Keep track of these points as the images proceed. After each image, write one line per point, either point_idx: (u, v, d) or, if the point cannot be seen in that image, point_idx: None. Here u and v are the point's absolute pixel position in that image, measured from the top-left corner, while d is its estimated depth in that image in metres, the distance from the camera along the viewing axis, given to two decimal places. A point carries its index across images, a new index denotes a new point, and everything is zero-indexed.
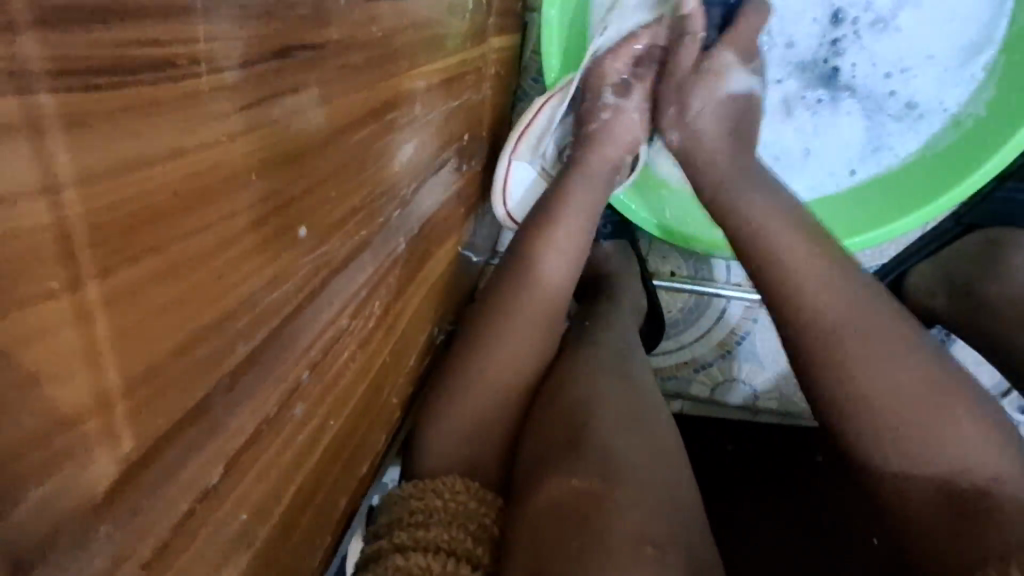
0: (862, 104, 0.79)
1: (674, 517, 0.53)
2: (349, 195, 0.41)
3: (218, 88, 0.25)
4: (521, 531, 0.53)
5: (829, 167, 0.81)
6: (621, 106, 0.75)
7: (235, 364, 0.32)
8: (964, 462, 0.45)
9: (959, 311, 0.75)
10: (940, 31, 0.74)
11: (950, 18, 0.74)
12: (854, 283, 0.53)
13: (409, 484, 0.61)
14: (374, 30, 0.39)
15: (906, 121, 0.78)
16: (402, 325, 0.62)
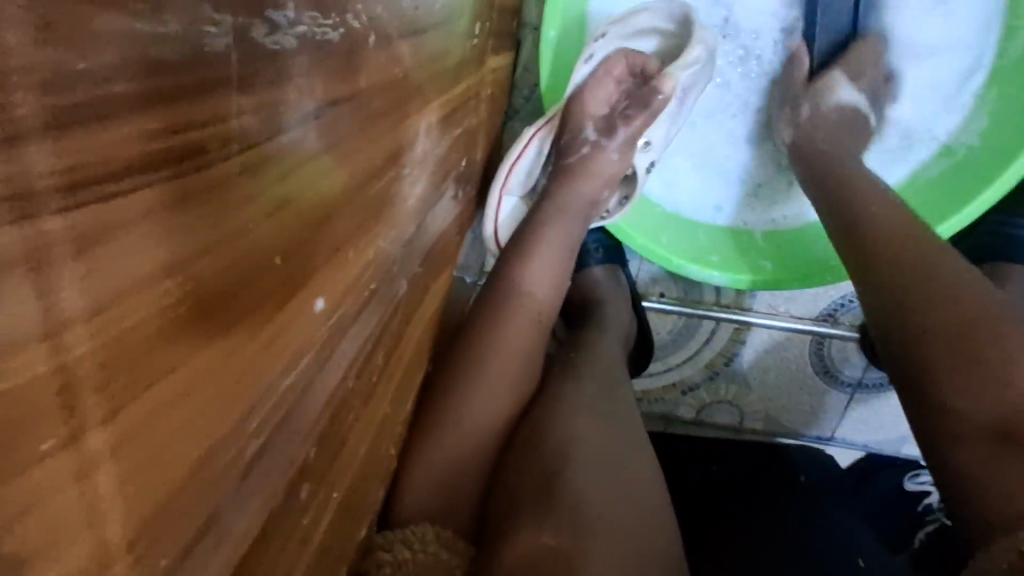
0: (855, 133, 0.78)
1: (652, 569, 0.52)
2: (364, 251, 0.37)
3: (251, 170, 0.21)
4: None
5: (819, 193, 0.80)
6: (601, 143, 0.72)
7: (245, 465, 0.27)
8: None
9: None
10: (940, 62, 0.74)
11: (950, 50, 0.73)
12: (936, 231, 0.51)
13: (381, 535, 0.57)
14: (396, 70, 0.36)
15: (893, 150, 0.78)
16: (401, 370, 0.58)
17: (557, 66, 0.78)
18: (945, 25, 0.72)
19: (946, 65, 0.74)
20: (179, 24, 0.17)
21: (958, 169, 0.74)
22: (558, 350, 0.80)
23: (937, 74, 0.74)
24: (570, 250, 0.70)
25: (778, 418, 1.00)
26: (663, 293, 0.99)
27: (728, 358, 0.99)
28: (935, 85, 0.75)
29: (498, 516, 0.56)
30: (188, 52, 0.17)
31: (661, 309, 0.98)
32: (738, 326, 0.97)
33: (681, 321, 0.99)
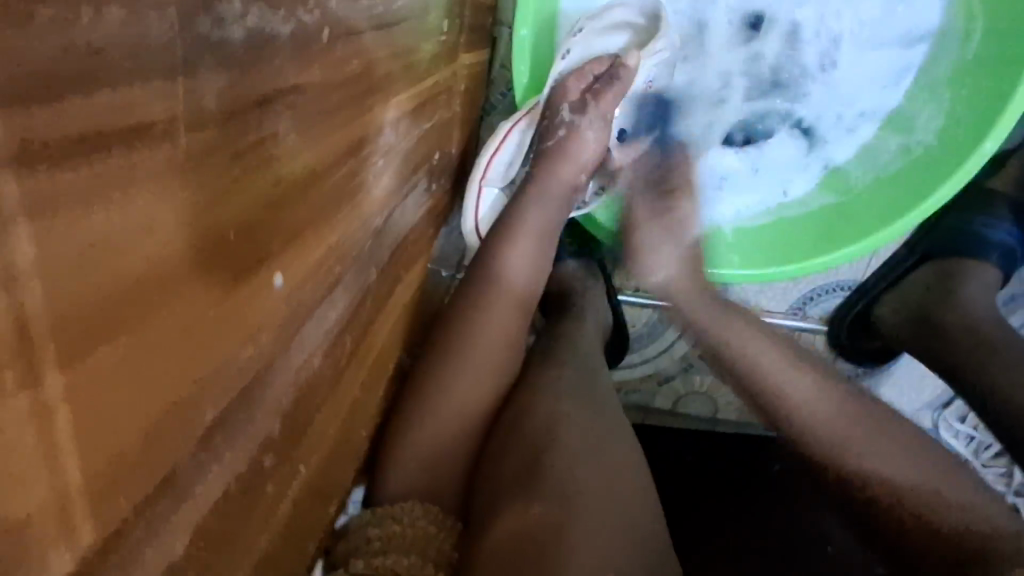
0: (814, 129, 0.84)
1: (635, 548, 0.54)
2: (326, 235, 0.39)
3: (194, 146, 0.23)
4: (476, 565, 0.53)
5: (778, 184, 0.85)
6: (576, 124, 0.73)
7: (205, 430, 0.29)
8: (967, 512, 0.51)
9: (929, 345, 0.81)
10: (877, 57, 0.81)
11: (888, 46, 0.80)
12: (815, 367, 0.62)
13: (366, 512, 0.60)
14: (355, 62, 0.38)
15: (844, 136, 0.83)
16: (372, 356, 0.60)
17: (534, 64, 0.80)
18: (879, 25, 0.80)
19: (885, 59, 0.81)
20: (117, 18, 0.19)
21: (915, 167, 0.76)
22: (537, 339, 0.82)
23: (882, 67, 0.81)
24: (549, 237, 0.72)
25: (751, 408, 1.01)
26: (638, 286, 1.02)
27: None
28: (877, 78, 0.81)
29: (484, 501, 0.59)
30: (128, 40, 0.19)
31: (636, 302, 1.01)
32: None
33: (656, 314, 1.01)
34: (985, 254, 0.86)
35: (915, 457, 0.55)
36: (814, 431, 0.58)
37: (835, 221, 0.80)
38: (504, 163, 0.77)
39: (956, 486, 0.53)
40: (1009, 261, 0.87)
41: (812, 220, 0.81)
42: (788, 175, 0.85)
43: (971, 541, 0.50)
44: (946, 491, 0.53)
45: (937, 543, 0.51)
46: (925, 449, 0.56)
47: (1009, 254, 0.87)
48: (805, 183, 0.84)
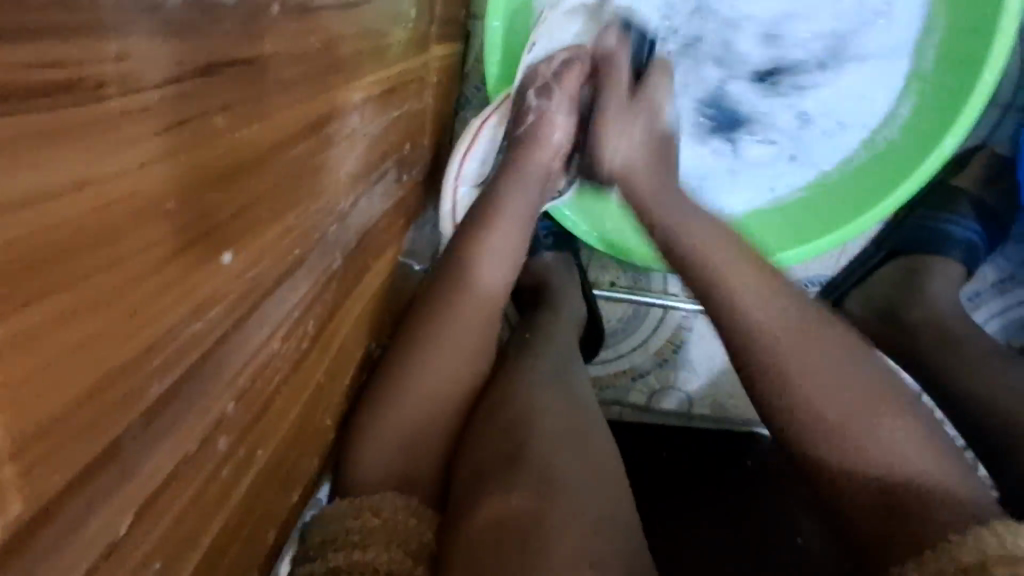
0: (783, 129, 0.83)
1: (612, 533, 0.54)
2: (283, 216, 0.39)
3: (137, 109, 0.23)
4: (457, 554, 0.52)
5: (756, 187, 0.84)
6: (544, 108, 0.73)
7: (150, 405, 0.29)
8: (901, 456, 0.47)
9: (894, 339, 0.82)
10: (879, 63, 0.78)
11: (891, 54, 0.78)
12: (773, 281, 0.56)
13: (345, 501, 0.59)
14: (312, 42, 0.38)
15: (829, 136, 0.82)
16: (337, 343, 0.60)
17: (504, 56, 0.80)
18: (888, 30, 0.77)
19: (886, 67, 0.78)
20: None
21: (881, 162, 0.78)
22: (513, 333, 0.82)
23: (882, 71, 0.78)
24: (526, 229, 0.72)
25: (725, 404, 1.03)
26: (613, 281, 1.03)
27: (677, 344, 1.02)
28: (874, 84, 0.79)
29: (462, 489, 0.58)
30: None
31: (610, 297, 1.02)
32: (686, 313, 1.01)
33: (631, 309, 1.02)
34: (947, 250, 0.88)
35: (895, 420, 0.48)
36: (770, 350, 0.52)
37: (804, 216, 0.81)
38: (478, 163, 0.78)
39: (927, 459, 0.47)
40: (971, 257, 0.90)
41: (782, 215, 0.82)
42: (766, 167, 0.84)
43: (921, 506, 0.45)
44: (905, 449, 0.47)
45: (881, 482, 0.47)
46: (903, 415, 0.49)
47: (971, 250, 0.89)
48: (782, 178, 0.84)
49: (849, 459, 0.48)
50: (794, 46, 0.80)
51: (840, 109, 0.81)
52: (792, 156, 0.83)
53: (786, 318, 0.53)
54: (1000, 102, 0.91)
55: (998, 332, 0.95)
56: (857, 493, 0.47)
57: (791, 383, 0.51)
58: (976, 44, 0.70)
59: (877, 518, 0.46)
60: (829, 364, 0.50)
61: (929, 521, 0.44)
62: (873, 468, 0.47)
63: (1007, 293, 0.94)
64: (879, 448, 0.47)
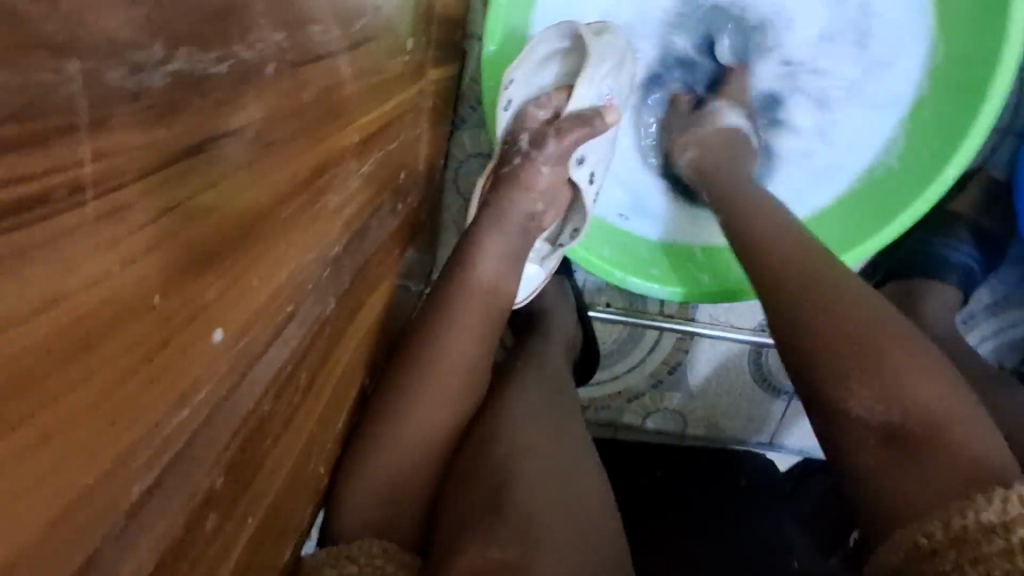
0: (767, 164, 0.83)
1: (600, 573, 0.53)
2: (275, 275, 0.37)
3: (109, 214, 0.21)
4: None
5: None
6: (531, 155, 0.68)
7: (132, 505, 0.27)
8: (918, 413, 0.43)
9: None
10: (871, 107, 0.79)
11: (883, 100, 0.78)
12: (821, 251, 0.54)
13: (323, 551, 0.57)
14: (307, 95, 0.35)
15: (811, 175, 0.82)
16: (331, 386, 0.57)
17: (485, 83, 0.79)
18: (883, 77, 0.77)
19: (877, 111, 0.79)
20: (8, 81, 0.16)
21: (875, 191, 0.78)
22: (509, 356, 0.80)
23: (872, 113, 0.79)
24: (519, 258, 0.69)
25: (718, 424, 1.03)
26: (609, 302, 1.00)
27: (672, 366, 1.00)
28: (860, 129, 0.80)
29: (446, 532, 0.57)
30: (18, 100, 0.17)
31: (606, 319, 0.99)
32: (682, 335, 0.99)
33: (626, 330, 1.00)
34: (945, 275, 0.88)
35: (913, 362, 0.45)
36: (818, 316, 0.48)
37: None
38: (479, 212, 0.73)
39: (965, 425, 0.43)
40: (968, 281, 0.89)
41: None
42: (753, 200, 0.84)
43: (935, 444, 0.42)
44: (924, 402, 0.43)
45: (892, 421, 0.43)
46: (912, 371, 0.45)
47: (969, 275, 0.89)
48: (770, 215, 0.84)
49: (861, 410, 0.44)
50: (785, 92, 0.81)
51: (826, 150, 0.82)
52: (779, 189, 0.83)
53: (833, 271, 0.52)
54: (996, 126, 0.90)
55: (990, 354, 0.95)
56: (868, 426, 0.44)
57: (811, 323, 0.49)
58: (974, 79, 0.70)
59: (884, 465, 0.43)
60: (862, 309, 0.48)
61: (958, 468, 0.40)
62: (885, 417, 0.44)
63: (1002, 315, 0.94)
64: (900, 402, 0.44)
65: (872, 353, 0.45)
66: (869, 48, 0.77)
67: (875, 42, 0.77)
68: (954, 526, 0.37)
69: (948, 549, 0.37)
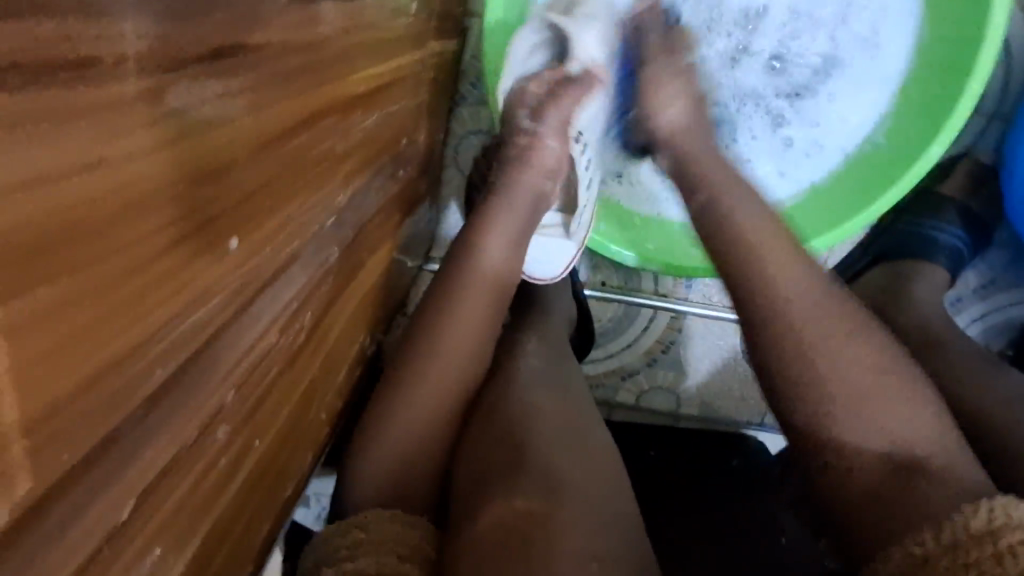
0: (764, 148, 0.84)
1: (614, 526, 0.56)
2: (281, 206, 0.39)
3: (133, 94, 0.24)
4: (459, 558, 0.51)
5: (749, 202, 0.86)
6: (537, 129, 0.70)
7: (151, 392, 0.30)
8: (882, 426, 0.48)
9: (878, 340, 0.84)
10: (867, 87, 0.80)
11: (875, 80, 0.80)
12: (828, 306, 0.53)
13: (335, 524, 0.57)
14: (313, 35, 0.38)
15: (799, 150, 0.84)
16: (331, 337, 0.60)
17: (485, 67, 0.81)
18: (874, 57, 0.79)
19: (871, 90, 0.80)
20: None
21: (868, 169, 0.80)
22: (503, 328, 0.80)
23: (865, 93, 0.80)
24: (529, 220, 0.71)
25: (711, 404, 1.04)
26: (605, 281, 1.03)
27: (665, 346, 1.03)
28: (860, 107, 0.81)
29: (461, 495, 0.58)
30: None
31: (601, 296, 1.02)
32: (675, 315, 1.02)
33: (620, 309, 1.02)
34: (933, 256, 0.90)
35: (902, 398, 0.49)
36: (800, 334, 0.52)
37: (797, 223, 0.83)
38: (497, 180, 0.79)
39: (924, 431, 0.48)
40: (955, 263, 0.91)
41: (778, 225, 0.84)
42: (752, 183, 0.85)
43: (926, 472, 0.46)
44: (911, 423, 0.48)
45: (889, 453, 0.47)
46: (859, 327, 0.52)
47: (956, 256, 0.91)
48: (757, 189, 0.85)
49: (832, 409, 0.49)
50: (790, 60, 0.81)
51: (824, 130, 0.83)
52: (779, 172, 0.85)
53: (856, 375, 0.50)
54: (981, 112, 0.93)
55: (978, 336, 0.97)
56: (863, 468, 0.47)
57: (804, 372, 0.51)
58: (957, 58, 0.72)
59: (878, 494, 0.46)
60: (860, 394, 0.49)
61: (936, 493, 0.45)
62: (863, 429, 0.48)
63: (988, 298, 0.97)
64: (855, 406, 0.49)
65: (826, 312, 0.53)
66: (857, 27, 0.79)
67: (862, 22, 0.79)
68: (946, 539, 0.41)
69: (940, 559, 0.41)
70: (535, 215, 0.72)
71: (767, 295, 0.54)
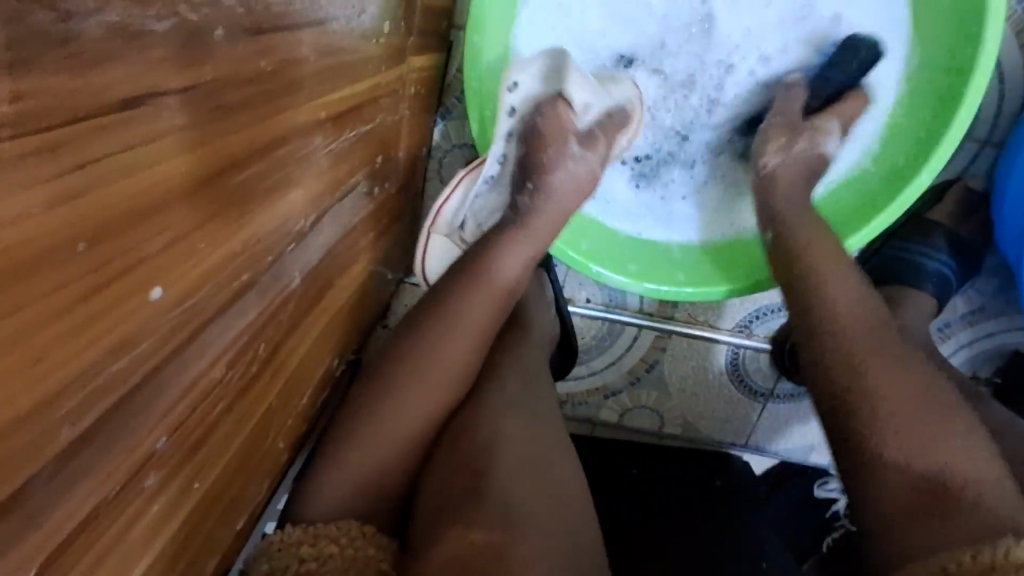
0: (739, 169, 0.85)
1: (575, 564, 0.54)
2: (227, 241, 0.37)
3: (32, 152, 0.21)
4: None
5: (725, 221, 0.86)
6: (586, 157, 0.71)
7: (59, 451, 0.28)
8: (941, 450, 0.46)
9: None
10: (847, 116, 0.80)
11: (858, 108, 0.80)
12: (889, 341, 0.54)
13: (298, 530, 0.56)
14: (262, 65, 0.36)
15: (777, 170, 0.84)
16: (293, 363, 0.58)
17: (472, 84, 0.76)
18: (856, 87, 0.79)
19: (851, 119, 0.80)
20: None
21: (857, 193, 0.79)
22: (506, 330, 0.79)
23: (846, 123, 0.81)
24: (535, 246, 0.69)
25: (695, 424, 1.02)
26: (589, 298, 1.00)
27: (649, 365, 1.01)
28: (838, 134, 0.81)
29: (421, 522, 0.56)
30: None
31: (585, 314, 0.99)
32: (660, 334, 0.99)
33: (604, 326, 1.00)
34: (920, 284, 0.88)
35: (949, 430, 0.47)
36: (856, 353, 0.52)
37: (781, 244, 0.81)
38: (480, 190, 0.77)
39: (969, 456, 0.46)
40: (943, 290, 0.89)
41: (763, 244, 0.83)
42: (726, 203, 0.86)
43: (969, 497, 0.44)
44: (960, 452, 0.46)
45: (926, 471, 0.45)
46: (910, 359, 0.52)
47: (944, 283, 0.89)
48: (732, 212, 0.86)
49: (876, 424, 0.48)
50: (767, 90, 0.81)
51: None
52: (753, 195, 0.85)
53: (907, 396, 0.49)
54: (975, 138, 0.91)
55: (963, 363, 0.96)
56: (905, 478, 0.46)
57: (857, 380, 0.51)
58: (948, 83, 0.71)
59: (923, 508, 0.44)
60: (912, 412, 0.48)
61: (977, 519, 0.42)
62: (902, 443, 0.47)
63: (975, 325, 0.95)
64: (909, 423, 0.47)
65: (875, 341, 0.53)
66: None
67: None
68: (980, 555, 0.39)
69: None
70: (536, 236, 0.69)
71: (834, 322, 0.55)
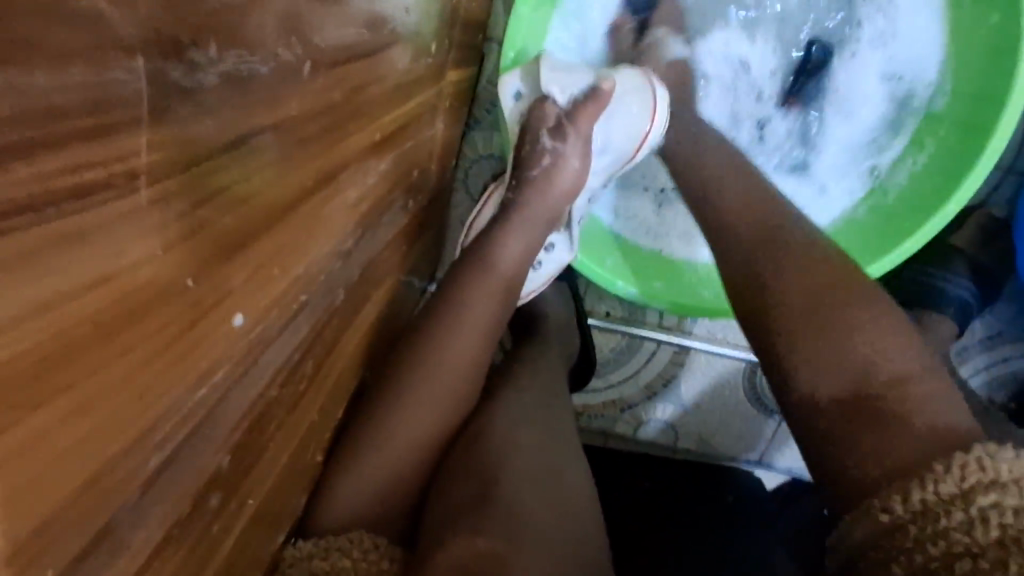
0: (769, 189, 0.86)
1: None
2: (294, 267, 0.38)
3: (160, 199, 0.25)
4: None
5: None
6: (557, 151, 0.69)
7: (151, 476, 0.29)
8: (865, 361, 0.43)
9: None
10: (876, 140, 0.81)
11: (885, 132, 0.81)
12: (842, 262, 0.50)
13: (309, 543, 0.56)
14: (337, 94, 0.36)
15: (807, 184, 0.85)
16: (334, 376, 0.58)
17: None
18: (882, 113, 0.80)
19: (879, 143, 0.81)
20: (74, 80, 0.20)
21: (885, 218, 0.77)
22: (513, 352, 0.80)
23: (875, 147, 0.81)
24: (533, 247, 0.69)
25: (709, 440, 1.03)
26: (608, 312, 1.00)
27: (666, 380, 1.01)
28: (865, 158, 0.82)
29: (428, 530, 0.57)
30: (87, 102, 0.20)
31: (604, 327, 0.99)
32: (678, 349, 0.99)
33: (624, 340, 1.00)
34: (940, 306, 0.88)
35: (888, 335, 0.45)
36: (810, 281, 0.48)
37: None
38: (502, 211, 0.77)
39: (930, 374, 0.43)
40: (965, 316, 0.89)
41: None
42: None
43: (897, 410, 0.41)
44: (907, 366, 0.43)
45: (847, 386, 0.43)
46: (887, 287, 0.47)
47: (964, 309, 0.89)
48: None
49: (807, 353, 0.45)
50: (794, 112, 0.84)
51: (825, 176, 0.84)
52: None
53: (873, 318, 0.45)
54: (1000, 164, 0.91)
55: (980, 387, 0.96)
56: (828, 390, 0.43)
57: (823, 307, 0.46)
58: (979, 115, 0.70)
59: (842, 425, 0.42)
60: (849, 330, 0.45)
61: (900, 439, 0.40)
62: (843, 369, 0.43)
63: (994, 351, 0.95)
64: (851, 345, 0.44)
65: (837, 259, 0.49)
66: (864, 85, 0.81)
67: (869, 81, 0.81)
68: (915, 501, 0.36)
69: (907, 522, 0.36)
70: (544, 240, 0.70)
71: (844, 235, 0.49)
